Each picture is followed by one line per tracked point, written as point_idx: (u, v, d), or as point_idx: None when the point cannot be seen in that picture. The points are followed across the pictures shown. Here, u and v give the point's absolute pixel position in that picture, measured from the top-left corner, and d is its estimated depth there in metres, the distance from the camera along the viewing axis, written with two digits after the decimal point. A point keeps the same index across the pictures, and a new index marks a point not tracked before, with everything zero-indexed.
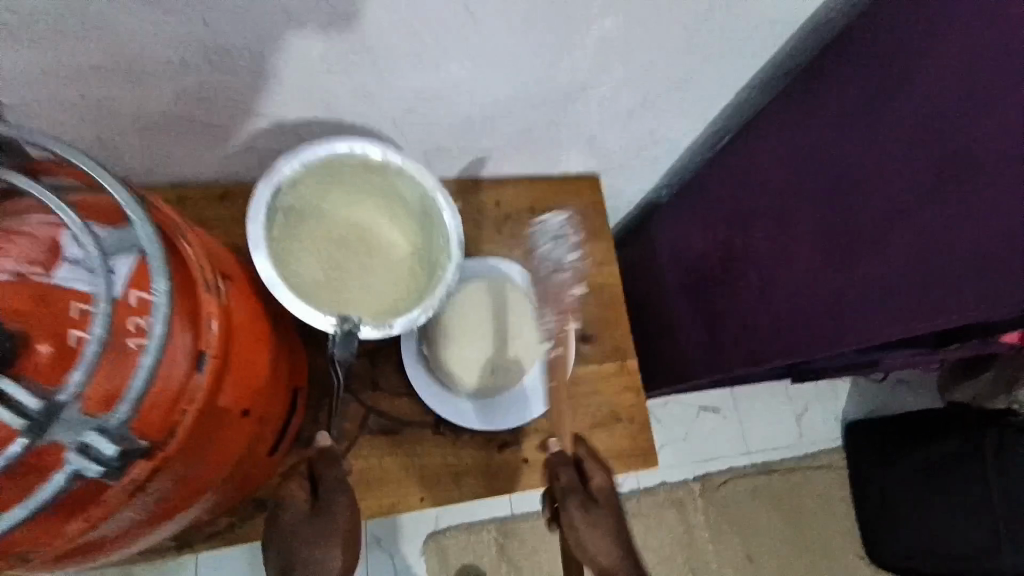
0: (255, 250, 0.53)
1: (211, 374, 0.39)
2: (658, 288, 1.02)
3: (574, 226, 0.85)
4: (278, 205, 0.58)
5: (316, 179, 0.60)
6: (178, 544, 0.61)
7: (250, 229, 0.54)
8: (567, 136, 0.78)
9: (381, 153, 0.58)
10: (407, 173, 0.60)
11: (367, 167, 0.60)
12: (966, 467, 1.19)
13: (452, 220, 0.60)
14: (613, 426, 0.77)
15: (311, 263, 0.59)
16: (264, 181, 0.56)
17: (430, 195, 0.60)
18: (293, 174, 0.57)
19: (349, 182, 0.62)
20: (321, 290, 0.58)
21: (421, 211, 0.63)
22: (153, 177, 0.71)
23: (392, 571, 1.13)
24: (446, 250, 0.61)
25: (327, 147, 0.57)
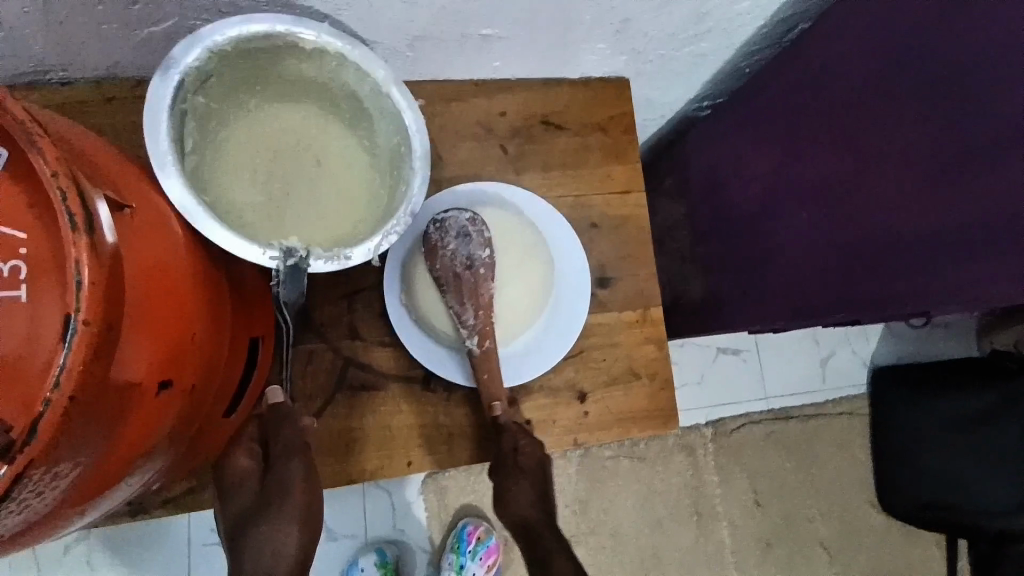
0: (159, 170, 0.42)
1: (84, 347, 0.29)
2: (687, 221, 0.88)
3: (593, 144, 0.71)
4: (187, 107, 0.46)
5: (231, 74, 0.48)
6: (132, 508, 0.56)
7: (151, 144, 0.43)
8: (591, 20, 0.60)
9: (314, 35, 0.47)
10: (350, 62, 0.49)
11: (299, 56, 0.49)
12: (985, 429, 1.11)
13: (414, 121, 0.50)
14: (630, 383, 0.67)
15: (242, 179, 0.49)
16: (161, 76, 0.44)
17: (382, 89, 0.50)
18: (201, 65, 0.46)
19: (276, 75, 0.50)
20: (255, 210, 0.48)
21: (372, 111, 0.52)
22: (71, 73, 0.57)
23: (389, 506, 1.10)
24: (408, 156, 0.51)
25: (239, 24, 0.45)
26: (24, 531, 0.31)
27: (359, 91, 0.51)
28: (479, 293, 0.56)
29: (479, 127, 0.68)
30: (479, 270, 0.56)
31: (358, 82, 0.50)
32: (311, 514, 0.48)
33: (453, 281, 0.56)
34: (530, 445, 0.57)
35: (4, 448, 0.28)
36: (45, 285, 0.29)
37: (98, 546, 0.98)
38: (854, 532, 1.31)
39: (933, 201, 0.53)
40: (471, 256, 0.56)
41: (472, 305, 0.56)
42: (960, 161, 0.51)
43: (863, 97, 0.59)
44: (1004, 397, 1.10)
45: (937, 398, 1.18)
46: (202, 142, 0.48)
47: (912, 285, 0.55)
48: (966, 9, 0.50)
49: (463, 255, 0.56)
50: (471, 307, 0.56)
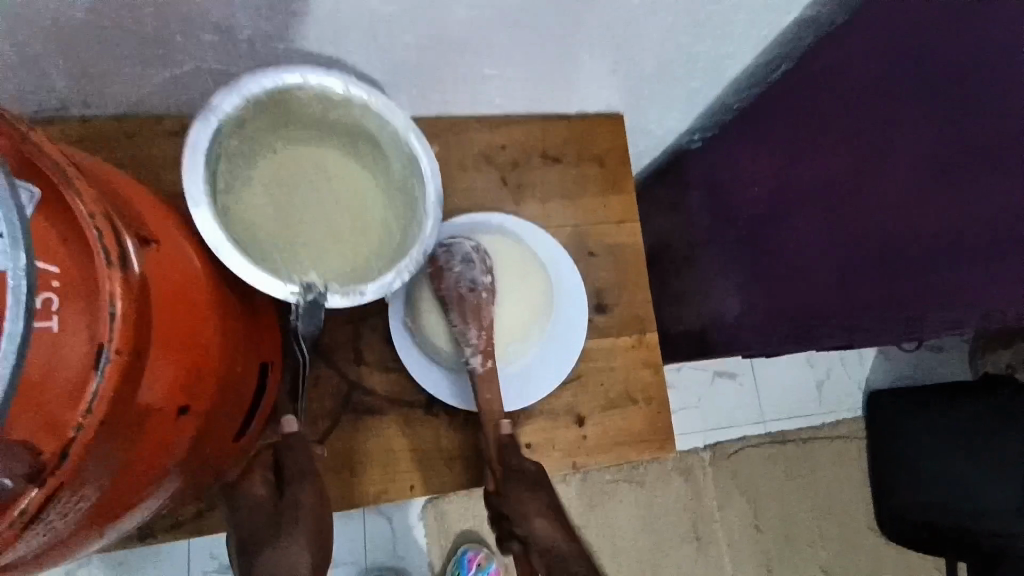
0: (192, 206, 0.46)
1: (115, 374, 0.31)
2: (682, 247, 0.91)
3: (590, 175, 0.74)
4: (220, 148, 0.50)
5: (263, 118, 0.52)
6: (140, 532, 0.57)
7: (187, 183, 0.46)
8: (587, 59, 0.64)
9: (342, 85, 0.50)
10: (373, 111, 0.52)
11: (326, 104, 0.52)
12: (984, 443, 1.09)
13: (428, 165, 0.53)
14: (627, 406, 0.69)
15: (265, 215, 0.51)
16: (201, 121, 0.47)
17: (402, 134, 0.53)
18: (236, 112, 0.49)
19: (305, 120, 0.54)
20: (276, 245, 0.51)
21: (391, 155, 0.55)
22: (93, 109, 0.60)
23: (389, 532, 1.10)
24: (423, 198, 0.53)
25: (275, 76, 0.49)
26: (44, 553, 0.32)
27: (380, 136, 0.54)
28: (481, 314, 0.58)
29: (481, 159, 0.71)
30: (482, 292, 0.58)
31: (380, 128, 0.54)
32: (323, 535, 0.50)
33: (457, 302, 0.57)
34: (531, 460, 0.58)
35: (32, 473, 0.29)
36: (75, 316, 0.30)
37: (95, 572, 0.98)
38: (855, 556, 1.31)
39: (931, 214, 0.56)
40: (474, 281, 0.58)
41: (475, 325, 0.58)
42: (956, 157, 0.54)
43: (857, 134, 0.63)
44: (1000, 410, 1.08)
45: (940, 412, 1.17)
46: (231, 180, 0.51)
47: (914, 299, 0.59)
48: (942, 60, 0.54)
49: (466, 278, 0.58)
50: (474, 327, 0.58)
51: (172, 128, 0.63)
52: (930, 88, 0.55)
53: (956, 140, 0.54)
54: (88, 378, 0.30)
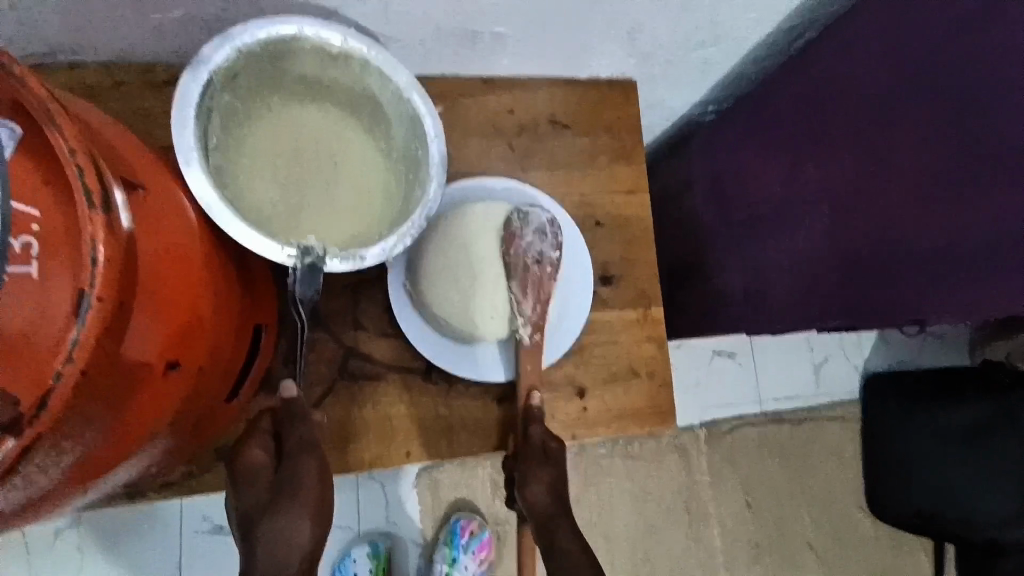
0: (185, 165, 0.43)
1: (97, 322, 0.29)
2: (689, 223, 0.88)
3: (599, 144, 0.71)
4: (212, 104, 0.47)
5: (256, 74, 0.49)
6: (128, 493, 0.56)
7: (178, 138, 0.44)
8: (600, 22, 0.60)
9: (341, 38, 0.48)
10: (373, 67, 0.50)
11: (324, 59, 0.50)
12: (991, 440, 1.09)
13: (432, 125, 0.52)
14: (629, 381, 0.68)
15: (262, 175, 0.49)
16: (191, 73, 0.45)
17: (404, 93, 0.51)
18: (229, 64, 0.47)
19: (299, 76, 0.51)
20: (275, 208, 0.49)
21: (391, 114, 0.53)
22: (80, 56, 0.57)
23: (382, 500, 1.10)
24: (425, 160, 0.52)
25: (268, 26, 0.47)
26: (24, 508, 0.31)
27: (380, 95, 0.52)
28: (541, 287, 0.60)
29: (487, 123, 0.68)
30: (545, 267, 0.60)
31: (380, 86, 0.52)
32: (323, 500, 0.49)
33: (522, 271, 0.59)
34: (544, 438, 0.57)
35: (10, 422, 0.27)
36: (58, 260, 0.29)
37: (90, 532, 0.98)
38: (843, 536, 1.32)
39: (934, 219, 0.54)
40: (541, 254, 0.60)
41: (533, 298, 0.60)
42: (958, 168, 0.52)
43: (866, 118, 0.60)
44: (1004, 410, 1.08)
45: (942, 408, 1.17)
46: (225, 138, 0.49)
47: (912, 293, 0.57)
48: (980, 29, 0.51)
49: (535, 250, 0.59)
50: (531, 300, 0.60)
51: (164, 78, 0.60)
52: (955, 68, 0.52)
53: (965, 126, 0.51)
54: (68, 326, 0.28)
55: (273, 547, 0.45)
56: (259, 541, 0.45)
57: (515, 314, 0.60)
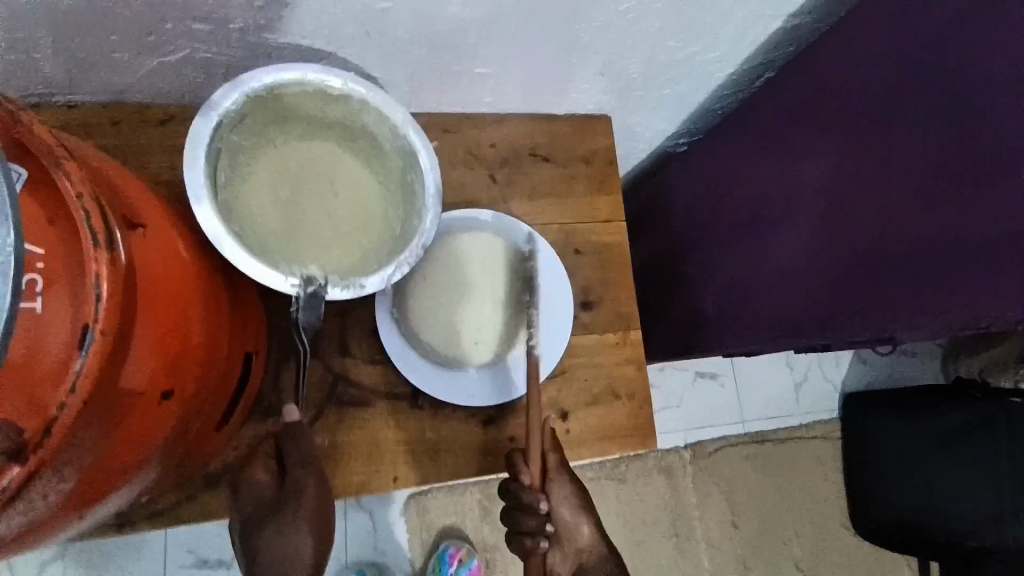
0: (194, 201, 0.46)
1: (99, 353, 0.31)
2: (666, 248, 0.92)
3: (578, 175, 0.75)
4: (221, 144, 0.51)
5: (262, 114, 0.53)
6: (117, 521, 0.56)
7: (188, 177, 0.47)
8: (577, 59, 0.65)
9: (341, 82, 0.51)
10: (372, 106, 0.53)
11: (325, 99, 0.53)
12: (980, 444, 1.11)
13: (427, 158, 0.54)
14: (610, 403, 0.70)
15: (266, 210, 0.53)
16: (202, 117, 0.48)
17: (401, 130, 0.54)
18: (237, 107, 0.50)
19: (303, 116, 0.55)
20: (277, 240, 0.52)
21: (389, 149, 0.57)
22: (78, 95, 0.60)
23: (370, 528, 1.09)
24: (422, 192, 0.55)
25: (274, 72, 0.50)
26: (22, 536, 0.32)
27: (379, 133, 0.56)
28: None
29: (471, 156, 0.72)
30: (537, 282, 0.60)
31: (379, 124, 0.55)
32: (322, 523, 0.50)
33: (517, 286, 0.60)
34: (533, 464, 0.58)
35: (14, 451, 0.29)
36: (58, 297, 0.30)
37: (71, 567, 0.96)
38: (830, 554, 1.34)
39: (894, 237, 0.58)
40: (532, 272, 0.60)
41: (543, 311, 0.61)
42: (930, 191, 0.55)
43: (835, 146, 0.65)
44: (995, 416, 1.10)
45: (935, 411, 1.19)
46: (232, 175, 0.53)
47: (880, 309, 0.60)
48: None
49: (526, 269, 0.60)
50: (526, 314, 0.59)
51: (159, 116, 0.62)
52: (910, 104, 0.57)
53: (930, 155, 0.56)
54: (72, 358, 0.30)
55: (280, 562, 0.47)
56: (262, 557, 0.47)
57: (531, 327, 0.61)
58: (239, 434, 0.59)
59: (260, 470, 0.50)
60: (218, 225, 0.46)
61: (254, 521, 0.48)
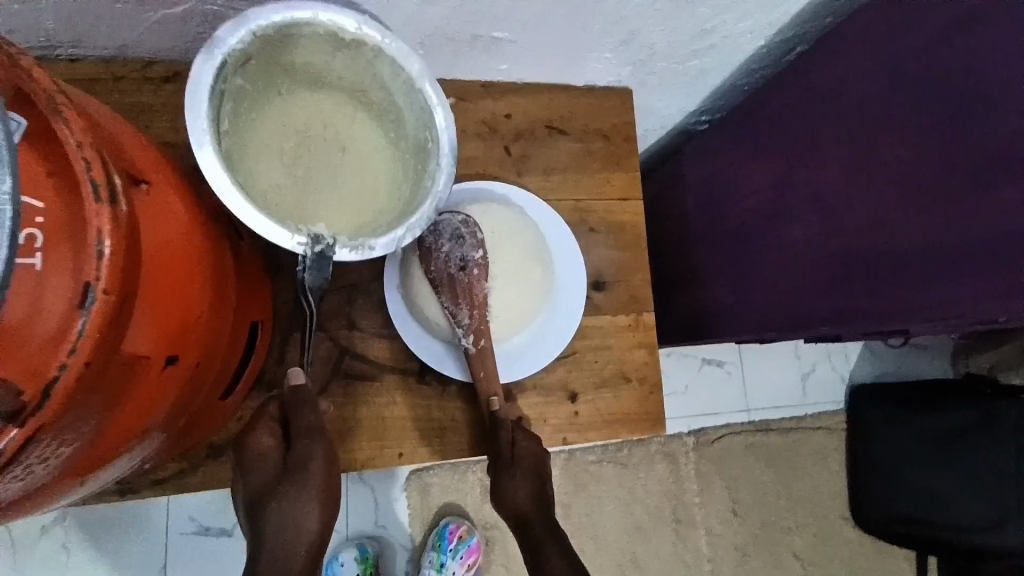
0: (197, 146, 0.45)
1: (101, 315, 0.30)
2: (681, 230, 0.90)
3: (594, 150, 0.72)
4: (224, 88, 0.49)
5: (268, 57, 0.51)
6: (119, 488, 0.56)
7: (190, 121, 0.45)
8: (599, 28, 0.62)
9: (355, 25, 0.49)
10: (387, 54, 0.51)
11: (337, 43, 0.51)
12: (984, 441, 1.13)
13: (443, 116, 0.52)
14: (620, 386, 0.69)
15: (270, 160, 0.52)
16: (204, 56, 0.46)
17: (416, 84, 0.52)
18: (242, 47, 0.48)
19: (310, 62, 0.53)
20: (281, 192, 0.52)
21: (403, 104, 0.55)
22: (80, 50, 0.57)
23: (372, 503, 1.09)
24: (434, 151, 0.53)
25: (283, 11, 0.47)
26: (20, 501, 0.31)
27: (392, 83, 0.54)
28: (473, 293, 0.57)
29: (485, 128, 0.69)
30: (472, 270, 0.57)
31: (392, 75, 0.53)
32: (331, 493, 0.49)
33: (448, 282, 0.57)
34: (524, 440, 0.57)
35: (11, 414, 0.28)
36: (58, 253, 0.29)
37: (76, 530, 0.97)
38: (829, 544, 1.34)
39: (919, 224, 0.56)
40: (465, 258, 0.57)
41: (467, 305, 0.57)
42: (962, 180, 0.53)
43: (861, 124, 0.62)
44: (988, 414, 1.12)
45: (933, 410, 1.19)
46: (235, 122, 0.51)
47: (891, 300, 0.58)
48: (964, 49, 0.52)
49: (456, 256, 0.56)
50: (466, 308, 0.57)
51: (163, 74, 0.60)
52: (948, 81, 0.54)
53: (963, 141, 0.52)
54: (72, 318, 0.29)
55: (282, 532, 0.46)
56: (265, 530, 0.46)
57: (456, 323, 0.58)
58: (242, 405, 0.58)
59: (266, 438, 0.49)
60: (223, 178, 0.45)
61: (262, 491, 0.48)
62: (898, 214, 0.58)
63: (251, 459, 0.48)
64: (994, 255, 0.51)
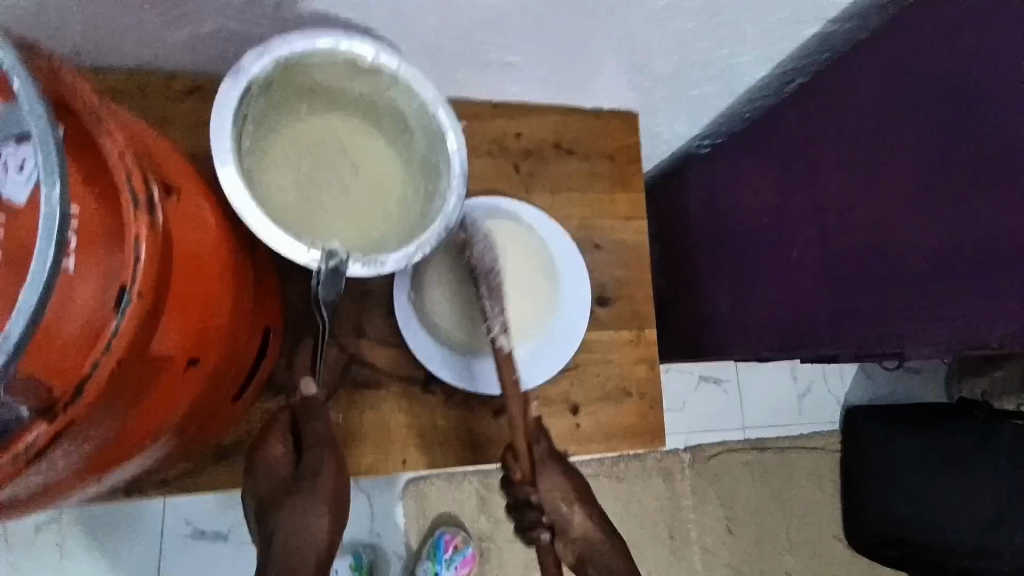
0: (219, 164, 0.47)
1: (135, 317, 0.31)
2: (683, 249, 0.92)
3: (600, 170, 0.74)
4: (247, 111, 0.51)
5: (290, 82, 0.53)
6: (127, 488, 0.57)
7: (213, 143, 0.47)
8: (609, 54, 0.64)
9: (373, 53, 0.51)
10: (403, 81, 0.53)
11: (355, 70, 0.53)
12: (980, 460, 1.14)
13: (455, 139, 0.54)
14: (621, 400, 0.70)
15: (286, 176, 0.54)
16: (230, 81, 0.49)
17: (430, 109, 0.54)
18: (266, 73, 0.50)
19: (329, 87, 0.56)
20: (295, 207, 0.53)
21: (417, 127, 0.57)
22: (106, 62, 0.59)
23: (368, 511, 1.09)
24: (446, 173, 0.55)
25: (306, 40, 0.50)
26: (42, 494, 0.32)
27: (407, 107, 0.56)
28: (505, 289, 0.56)
29: (495, 146, 0.71)
30: (505, 267, 0.57)
31: (407, 99, 0.55)
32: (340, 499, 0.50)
33: (481, 276, 0.56)
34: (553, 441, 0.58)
35: (43, 407, 0.29)
36: (92, 255, 0.30)
37: (71, 531, 0.96)
38: (822, 565, 1.34)
39: (930, 249, 0.57)
40: (498, 255, 0.57)
41: (498, 300, 0.56)
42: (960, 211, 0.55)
43: (861, 156, 0.64)
44: (985, 434, 1.14)
45: (932, 428, 1.21)
46: (255, 141, 0.54)
47: (894, 321, 0.61)
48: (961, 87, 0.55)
49: (490, 253, 0.57)
50: (497, 302, 0.55)
51: (185, 86, 0.62)
52: (946, 117, 0.56)
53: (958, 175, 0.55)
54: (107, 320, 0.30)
55: (293, 538, 0.47)
56: (277, 533, 0.47)
57: (491, 319, 0.55)
58: (251, 409, 0.59)
59: (278, 446, 0.51)
60: (243, 194, 0.47)
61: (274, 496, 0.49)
62: (897, 240, 0.60)
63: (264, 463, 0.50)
64: (995, 278, 0.53)
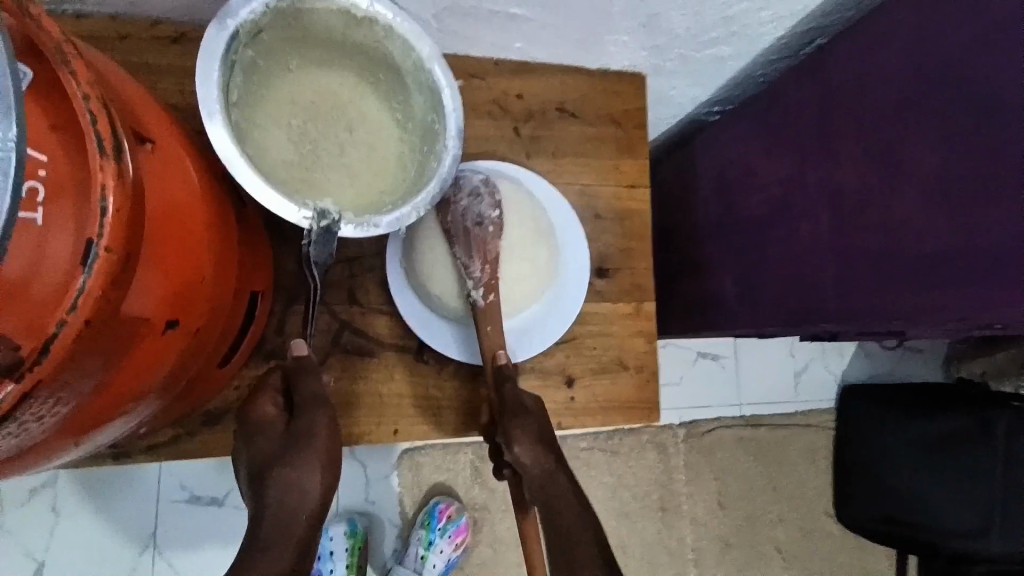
0: (208, 119, 0.45)
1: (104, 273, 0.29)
2: (687, 221, 0.90)
3: (605, 136, 0.72)
4: (235, 59, 0.49)
5: (282, 30, 0.51)
6: (114, 452, 0.56)
7: (200, 91, 0.45)
8: (617, 12, 0.60)
9: (367, 3, 0.49)
10: (398, 34, 0.51)
11: (349, 21, 0.51)
12: (974, 449, 1.14)
13: (451, 99, 0.52)
14: (618, 372, 0.69)
15: (277, 133, 0.51)
16: (217, 25, 0.46)
17: (424, 64, 0.52)
18: (255, 19, 0.48)
19: (321, 39, 0.53)
20: (288, 166, 0.51)
21: (413, 85, 0.54)
22: (85, 5, 0.56)
23: (363, 479, 1.10)
24: (442, 134, 0.53)
25: None
26: (17, 457, 0.31)
27: (402, 62, 0.53)
28: (486, 248, 0.57)
29: (496, 107, 0.68)
30: (488, 227, 0.57)
31: (403, 54, 0.53)
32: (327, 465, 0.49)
33: (463, 235, 0.57)
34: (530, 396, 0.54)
35: (8, 367, 0.27)
36: (63, 209, 0.28)
37: (67, 492, 0.97)
38: (811, 539, 1.36)
39: (943, 224, 0.55)
40: (481, 215, 0.57)
41: (478, 259, 0.56)
42: (964, 186, 0.53)
43: (873, 125, 0.61)
44: (980, 422, 1.13)
45: (932, 415, 1.19)
46: (245, 93, 0.51)
47: (895, 299, 0.59)
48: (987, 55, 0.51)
49: (474, 212, 0.57)
50: (478, 261, 0.57)
51: (170, 35, 0.59)
52: (962, 86, 0.53)
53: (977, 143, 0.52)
54: (73, 278, 0.28)
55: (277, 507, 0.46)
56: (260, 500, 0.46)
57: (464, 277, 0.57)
58: (241, 373, 0.58)
59: (267, 405, 0.50)
60: (231, 148, 0.45)
61: (261, 462, 0.48)
62: (905, 215, 0.58)
63: (252, 419, 0.49)
64: (1000, 258, 0.51)
